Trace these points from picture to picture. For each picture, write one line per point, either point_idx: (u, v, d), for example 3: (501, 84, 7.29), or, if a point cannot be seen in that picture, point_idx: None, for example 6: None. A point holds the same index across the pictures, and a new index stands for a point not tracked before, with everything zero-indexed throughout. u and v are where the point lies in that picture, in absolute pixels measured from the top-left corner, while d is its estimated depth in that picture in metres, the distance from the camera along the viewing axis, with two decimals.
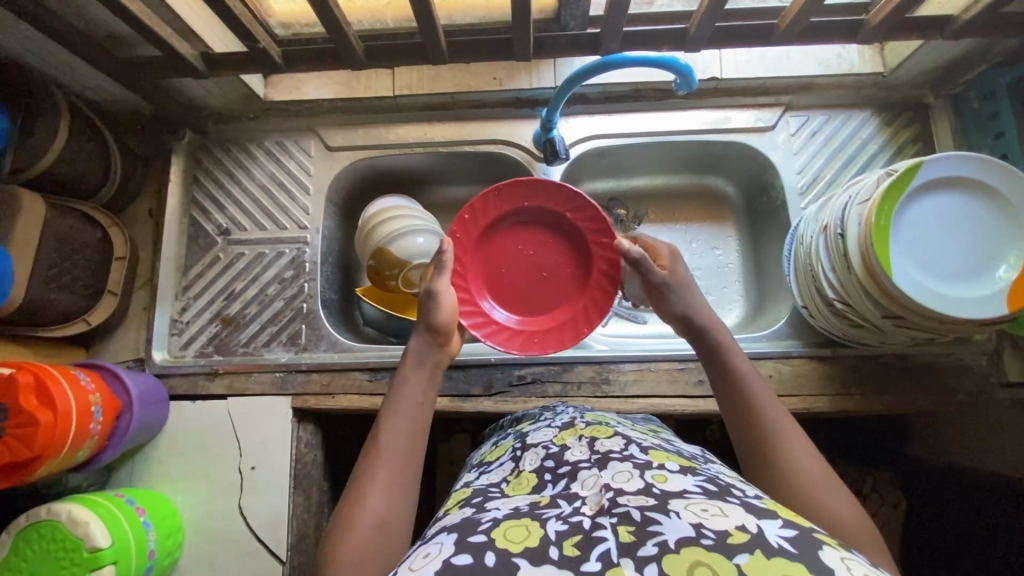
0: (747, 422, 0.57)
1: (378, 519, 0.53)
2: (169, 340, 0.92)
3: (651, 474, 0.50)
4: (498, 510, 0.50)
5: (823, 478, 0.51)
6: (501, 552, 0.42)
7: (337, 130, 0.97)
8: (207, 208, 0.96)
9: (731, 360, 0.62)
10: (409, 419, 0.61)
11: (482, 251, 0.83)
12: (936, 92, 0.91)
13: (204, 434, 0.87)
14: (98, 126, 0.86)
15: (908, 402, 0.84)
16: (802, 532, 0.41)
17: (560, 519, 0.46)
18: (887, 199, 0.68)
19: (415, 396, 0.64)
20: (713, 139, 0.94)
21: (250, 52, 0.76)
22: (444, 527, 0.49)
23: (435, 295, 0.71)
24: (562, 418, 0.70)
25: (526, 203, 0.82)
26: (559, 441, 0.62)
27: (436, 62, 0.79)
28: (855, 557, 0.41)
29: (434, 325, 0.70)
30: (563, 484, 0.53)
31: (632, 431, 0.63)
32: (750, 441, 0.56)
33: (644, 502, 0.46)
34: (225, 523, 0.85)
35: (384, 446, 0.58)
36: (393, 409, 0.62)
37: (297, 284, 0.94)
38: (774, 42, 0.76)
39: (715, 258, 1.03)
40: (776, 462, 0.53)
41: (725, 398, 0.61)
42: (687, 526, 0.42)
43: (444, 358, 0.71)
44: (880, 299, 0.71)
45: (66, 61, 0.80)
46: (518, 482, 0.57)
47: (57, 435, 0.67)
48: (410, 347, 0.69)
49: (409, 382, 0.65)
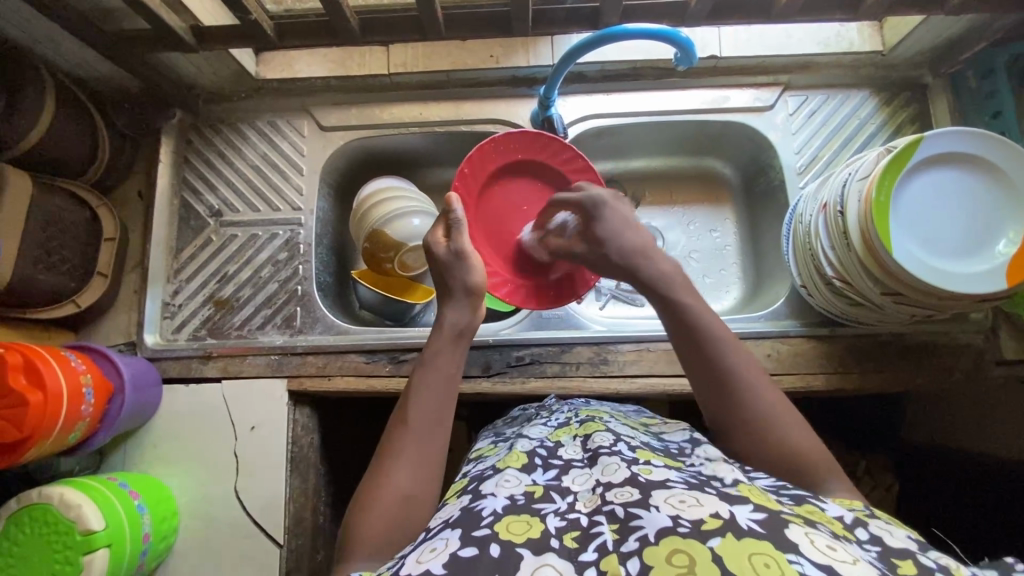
0: (712, 369, 0.60)
1: (401, 493, 0.55)
2: (161, 323, 0.91)
3: (637, 466, 0.50)
4: (494, 497, 0.50)
5: (786, 420, 0.57)
6: (505, 543, 0.43)
7: (331, 110, 0.95)
8: (199, 189, 0.95)
9: (695, 309, 0.62)
10: (439, 392, 0.63)
11: (482, 203, 0.85)
12: (934, 71, 0.91)
13: (198, 418, 0.86)
14: (85, 103, 0.84)
15: (905, 380, 0.84)
16: (772, 515, 0.42)
17: (558, 516, 0.46)
18: (887, 174, 0.68)
19: (447, 368, 0.65)
20: (711, 119, 0.93)
21: (242, 25, 0.75)
22: (446, 521, 0.49)
23: (465, 257, 0.71)
24: (558, 417, 0.70)
25: (520, 156, 0.84)
26: (554, 438, 0.62)
27: (432, 36, 0.78)
28: (820, 532, 0.41)
29: (472, 288, 0.70)
30: (554, 475, 0.53)
31: (623, 428, 0.61)
32: (714, 385, 0.60)
33: (628, 495, 0.45)
34: (221, 506, 0.84)
35: (412, 420, 0.60)
36: (421, 381, 0.63)
37: (292, 266, 0.92)
38: (775, 17, 0.76)
39: (713, 240, 1.02)
40: (738, 408, 0.58)
41: (685, 352, 0.62)
42: (663, 516, 0.42)
43: (477, 322, 0.71)
44: (879, 276, 0.71)
45: (51, 35, 0.78)
46: (510, 457, 0.58)
47: (48, 415, 0.65)
48: (447, 315, 0.69)
49: (443, 353, 0.66)
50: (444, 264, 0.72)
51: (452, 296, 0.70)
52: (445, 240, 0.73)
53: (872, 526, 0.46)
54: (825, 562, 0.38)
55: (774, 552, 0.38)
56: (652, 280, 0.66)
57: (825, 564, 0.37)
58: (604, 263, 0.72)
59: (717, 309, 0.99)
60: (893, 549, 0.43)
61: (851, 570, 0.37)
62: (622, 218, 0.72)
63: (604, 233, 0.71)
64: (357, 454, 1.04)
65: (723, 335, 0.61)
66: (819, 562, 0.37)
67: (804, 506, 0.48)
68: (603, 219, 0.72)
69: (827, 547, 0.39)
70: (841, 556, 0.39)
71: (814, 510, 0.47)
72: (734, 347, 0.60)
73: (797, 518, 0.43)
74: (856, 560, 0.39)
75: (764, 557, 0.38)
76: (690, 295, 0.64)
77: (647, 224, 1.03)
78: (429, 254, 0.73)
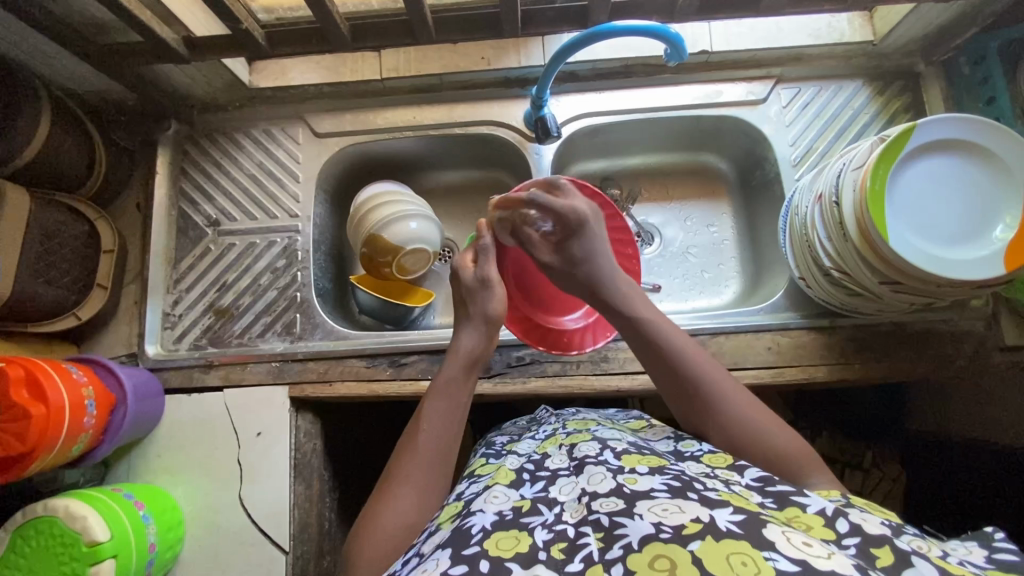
0: (678, 377, 0.62)
1: (403, 522, 0.56)
2: (162, 334, 0.91)
3: (622, 475, 0.49)
4: (483, 514, 0.50)
5: (760, 422, 0.59)
6: (494, 560, 0.43)
7: (326, 116, 0.95)
8: (197, 200, 0.95)
9: (655, 323, 0.65)
10: (450, 426, 0.63)
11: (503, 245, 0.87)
12: (927, 59, 0.91)
13: (202, 427, 0.86)
14: (82, 119, 0.85)
15: (908, 369, 0.84)
16: (751, 517, 0.42)
17: (545, 529, 0.47)
18: (882, 163, 0.68)
19: (458, 397, 0.65)
20: (705, 114, 0.93)
21: (233, 35, 0.75)
22: (436, 544, 0.49)
23: (489, 284, 0.71)
24: (545, 429, 0.71)
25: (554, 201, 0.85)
26: (541, 451, 0.63)
27: (423, 40, 0.78)
28: (797, 531, 0.41)
29: (490, 317, 0.70)
30: (541, 487, 0.54)
31: (610, 432, 0.62)
32: (681, 391, 0.62)
33: (614, 505, 0.45)
34: (226, 514, 0.84)
35: (418, 451, 0.61)
36: (435, 411, 0.64)
37: (290, 273, 0.93)
38: (764, 10, 0.76)
39: (711, 235, 1.02)
40: (705, 408, 0.61)
41: (652, 362, 0.64)
42: (646, 524, 0.42)
43: (490, 350, 0.70)
44: (876, 264, 0.71)
45: (47, 53, 0.78)
46: (499, 474, 0.59)
47: (51, 428, 0.66)
48: (462, 342, 0.69)
49: (456, 385, 0.66)
50: (469, 289, 0.72)
51: (470, 321, 0.70)
52: (471, 265, 0.74)
53: (852, 514, 0.46)
54: (800, 557, 0.38)
55: (752, 550, 0.38)
56: (614, 298, 0.69)
57: (800, 558, 0.37)
58: (574, 283, 0.72)
59: (716, 303, 0.99)
60: (872, 536, 0.43)
61: (826, 563, 0.37)
62: (600, 242, 0.71)
63: (582, 254, 0.70)
64: (361, 460, 1.04)
65: (683, 344, 0.63)
66: (794, 556, 0.38)
67: (785, 510, 0.47)
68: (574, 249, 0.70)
69: (803, 544, 0.39)
70: (817, 551, 0.39)
71: (797, 513, 0.46)
72: (695, 353, 0.63)
73: (775, 519, 0.43)
74: (831, 554, 0.39)
75: (742, 556, 0.38)
76: (649, 309, 0.67)
77: (645, 221, 1.03)
78: (455, 276, 0.74)
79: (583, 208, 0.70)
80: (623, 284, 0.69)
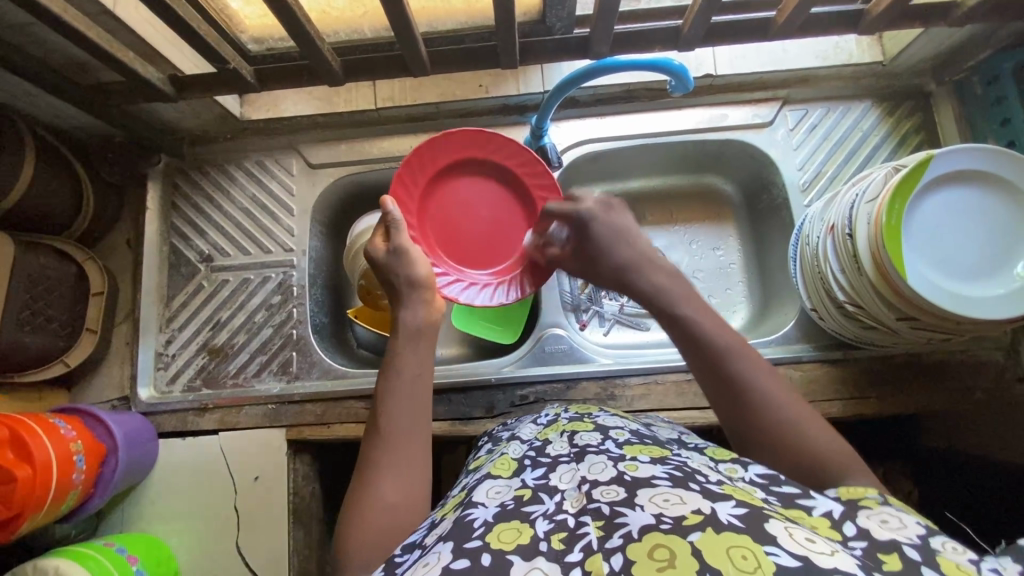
0: (723, 376, 0.54)
1: (386, 503, 0.52)
2: (155, 375, 0.88)
3: (623, 463, 0.46)
4: (484, 507, 0.46)
5: (812, 428, 0.51)
6: (496, 551, 0.40)
7: (320, 147, 0.93)
8: (188, 234, 0.92)
9: (694, 317, 0.58)
10: (409, 397, 0.58)
11: (429, 210, 0.81)
12: (937, 79, 0.88)
13: (198, 473, 0.84)
14: (66, 156, 0.82)
15: (923, 401, 0.82)
16: (753, 510, 0.38)
17: (546, 518, 0.43)
18: (897, 195, 0.65)
19: (412, 368, 0.60)
20: (708, 138, 0.91)
21: (222, 73, 0.73)
22: (437, 534, 0.45)
23: (405, 251, 0.67)
24: (547, 414, 0.67)
25: (463, 156, 0.80)
26: (542, 437, 0.58)
27: (418, 73, 0.76)
28: (800, 526, 0.38)
29: (416, 281, 0.66)
30: (541, 473, 0.49)
31: (613, 420, 0.58)
32: (733, 403, 0.53)
33: (615, 494, 0.42)
34: (224, 564, 0.81)
35: (384, 428, 0.56)
36: (388, 390, 0.58)
37: (286, 309, 0.90)
38: (773, 36, 0.73)
39: (717, 259, 0.99)
40: (758, 418, 0.52)
41: (694, 359, 0.56)
42: (647, 515, 0.39)
43: (435, 313, 0.66)
44: (891, 299, 0.68)
45: (30, 93, 0.75)
46: (500, 463, 0.54)
47: (38, 488, 0.63)
48: (399, 317, 0.64)
49: (404, 357, 0.61)
50: (383, 263, 0.67)
51: (399, 296, 0.66)
52: (383, 244, 0.69)
53: (859, 518, 0.42)
54: (802, 553, 0.35)
55: (753, 545, 0.35)
56: (647, 290, 0.62)
57: (803, 555, 0.35)
58: (600, 278, 0.69)
59: None
60: (881, 542, 0.39)
61: (829, 560, 0.34)
62: (619, 228, 0.68)
63: (597, 246, 0.68)
64: None
65: (726, 336, 0.56)
66: (796, 553, 0.35)
67: (791, 508, 0.42)
68: (593, 235, 0.68)
69: (807, 540, 0.36)
70: (820, 547, 0.36)
71: (801, 514, 0.42)
72: (740, 347, 0.55)
73: (778, 514, 0.39)
74: (837, 551, 0.36)
75: (743, 549, 0.35)
76: (691, 305, 0.59)
77: None
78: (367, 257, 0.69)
79: (590, 205, 0.69)
80: (650, 269, 0.64)
